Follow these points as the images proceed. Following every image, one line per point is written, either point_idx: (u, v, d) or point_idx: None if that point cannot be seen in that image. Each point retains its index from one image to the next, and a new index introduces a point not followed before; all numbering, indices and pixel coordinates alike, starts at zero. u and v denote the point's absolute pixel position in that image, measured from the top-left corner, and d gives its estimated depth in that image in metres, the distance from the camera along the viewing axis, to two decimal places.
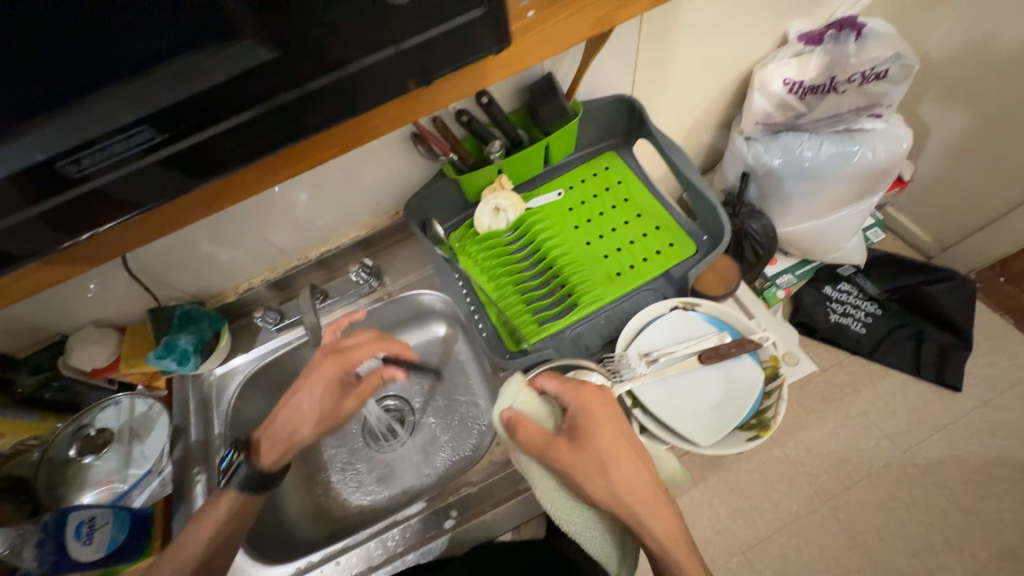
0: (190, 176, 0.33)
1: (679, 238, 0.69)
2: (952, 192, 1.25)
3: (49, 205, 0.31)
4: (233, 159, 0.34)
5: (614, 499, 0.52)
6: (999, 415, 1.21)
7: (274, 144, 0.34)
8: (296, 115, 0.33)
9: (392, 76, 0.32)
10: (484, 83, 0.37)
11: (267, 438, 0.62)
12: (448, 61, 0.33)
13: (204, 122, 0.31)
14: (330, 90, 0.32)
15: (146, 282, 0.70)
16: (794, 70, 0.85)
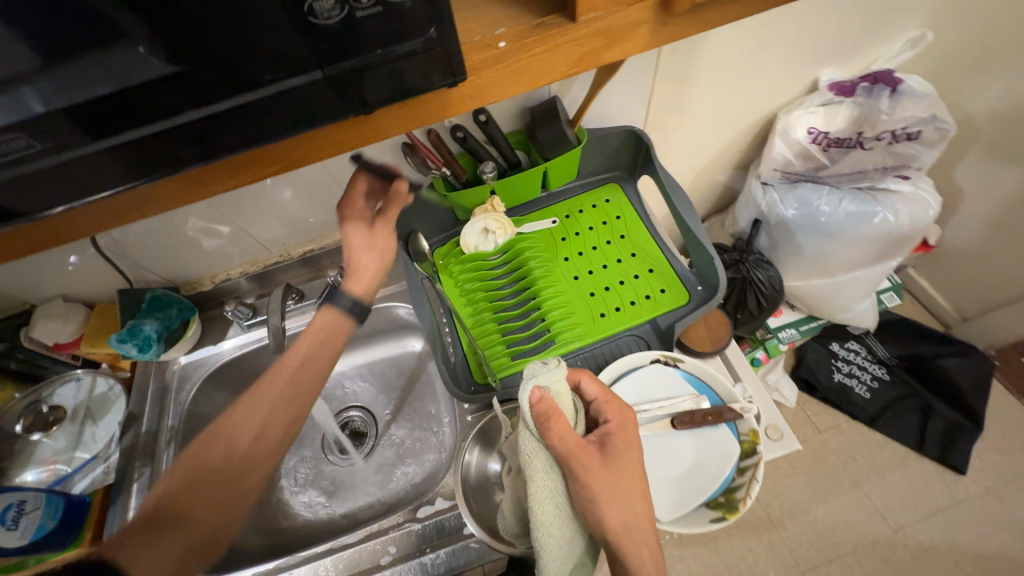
0: (94, 184, 0.30)
1: (672, 285, 0.65)
2: (980, 262, 1.18)
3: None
4: (142, 171, 0.30)
5: (624, 535, 0.47)
6: (1005, 506, 1.13)
7: (188, 160, 0.30)
8: (209, 134, 0.30)
9: (321, 101, 0.29)
10: (444, 115, 0.33)
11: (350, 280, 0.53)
12: (390, 90, 0.30)
13: (97, 132, 0.27)
14: (248, 111, 0.29)
15: (119, 263, 0.69)
16: (819, 120, 0.80)
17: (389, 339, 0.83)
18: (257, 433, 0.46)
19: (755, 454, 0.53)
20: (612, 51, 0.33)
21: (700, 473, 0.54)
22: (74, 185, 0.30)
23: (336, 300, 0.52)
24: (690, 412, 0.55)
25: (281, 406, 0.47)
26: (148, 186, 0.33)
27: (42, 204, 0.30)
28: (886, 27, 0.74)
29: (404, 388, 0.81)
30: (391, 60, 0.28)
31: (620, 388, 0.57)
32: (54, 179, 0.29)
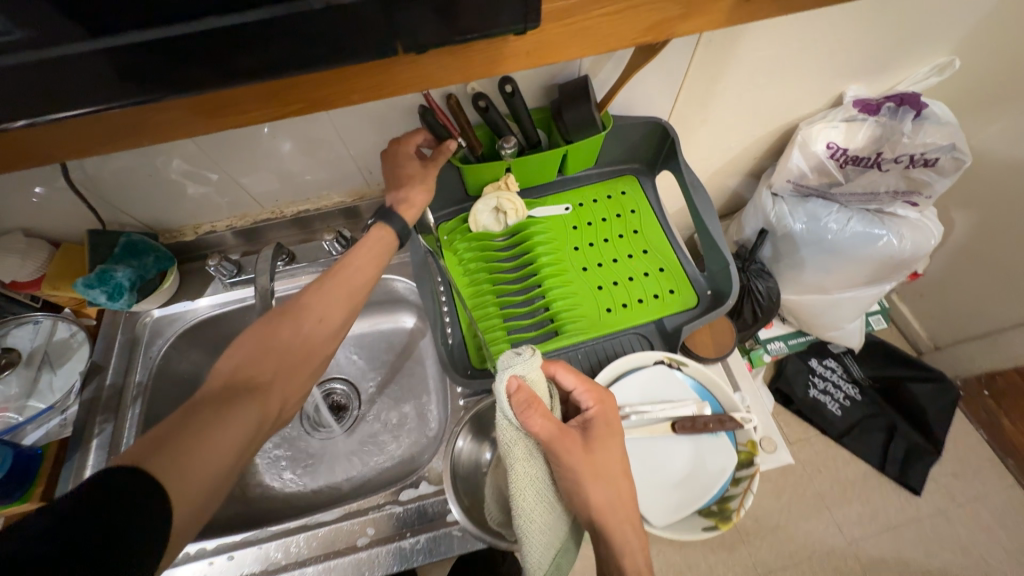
0: (84, 97, 0.26)
1: (681, 287, 0.64)
2: (959, 295, 1.21)
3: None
4: (141, 89, 0.26)
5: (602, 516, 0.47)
6: (951, 527, 1.18)
7: (202, 80, 0.26)
8: (233, 52, 0.26)
9: (370, 26, 0.25)
10: (498, 67, 0.30)
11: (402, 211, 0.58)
12: (449, 27, 0.26)
13: (100, 27, 0.23)
14: (285, 28, 0.25)
15: (92, 201, 0.62)
16: (840, 135, 0.79)
17: (380, 313, 0.79)
18: (322, 318, 0.49)
19: (751, 465, 0.53)
20: (684, 24, 0.30)
21: (694, 481, 0.53)
22: (53, 94, 0.26)
23: (389, 219, 0.57)
24: (691, 418, 0.54)
25: (343, 296, 0.51)
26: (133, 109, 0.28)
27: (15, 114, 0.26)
28: (919, 49, 0.73)
29: (392, 363, 0.78)
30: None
31: (622, 387, 0.55)
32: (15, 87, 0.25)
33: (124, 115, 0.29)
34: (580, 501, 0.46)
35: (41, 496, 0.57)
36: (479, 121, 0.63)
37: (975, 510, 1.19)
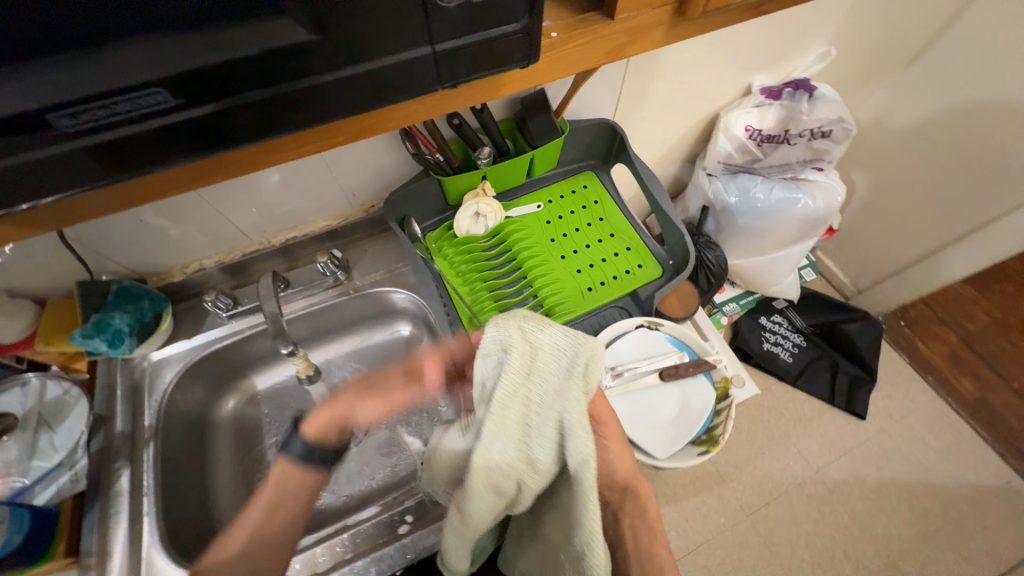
0: (187, 150, 0.31)
1: (647, 260, 0.74)
2: (867, 243, 1.43)
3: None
4: (233, 138, 0.31)
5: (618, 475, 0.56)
6: (894, 441, 1.37)
7: (289, 126, 0.32)
8: (315, 103, 0.31)
9: (422, 74, 0.32)
10: (503, 93, 0.37)
11: (327, 418, 0.67)
12: (474, 67, 0.33)
13: (219, 93, 0.28)
14: (361, 82, 0.31)
15: (79, 251, 0.63)
16: (754, 119, 0.94)
17: (377, 326, 0.84)
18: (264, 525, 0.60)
19: (727, 397, 0.63)
20: (632, 48, 0.39)
21: (685, 417, 0.62)
22: (157, 150, 0.30)
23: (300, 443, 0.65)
24: (674, 366, 0.64)
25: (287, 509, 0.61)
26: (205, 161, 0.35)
27: (118, 168, 0.30)
28: (804, 42, 0.88)
29: None
30: (474, 44, 0.31)
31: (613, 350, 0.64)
32: (99, 156, 0.29)
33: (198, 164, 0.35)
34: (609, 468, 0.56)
35: (65, 554, 0.56)
36: (452, 136, 0.70)
37: (910, 422, 1.39)
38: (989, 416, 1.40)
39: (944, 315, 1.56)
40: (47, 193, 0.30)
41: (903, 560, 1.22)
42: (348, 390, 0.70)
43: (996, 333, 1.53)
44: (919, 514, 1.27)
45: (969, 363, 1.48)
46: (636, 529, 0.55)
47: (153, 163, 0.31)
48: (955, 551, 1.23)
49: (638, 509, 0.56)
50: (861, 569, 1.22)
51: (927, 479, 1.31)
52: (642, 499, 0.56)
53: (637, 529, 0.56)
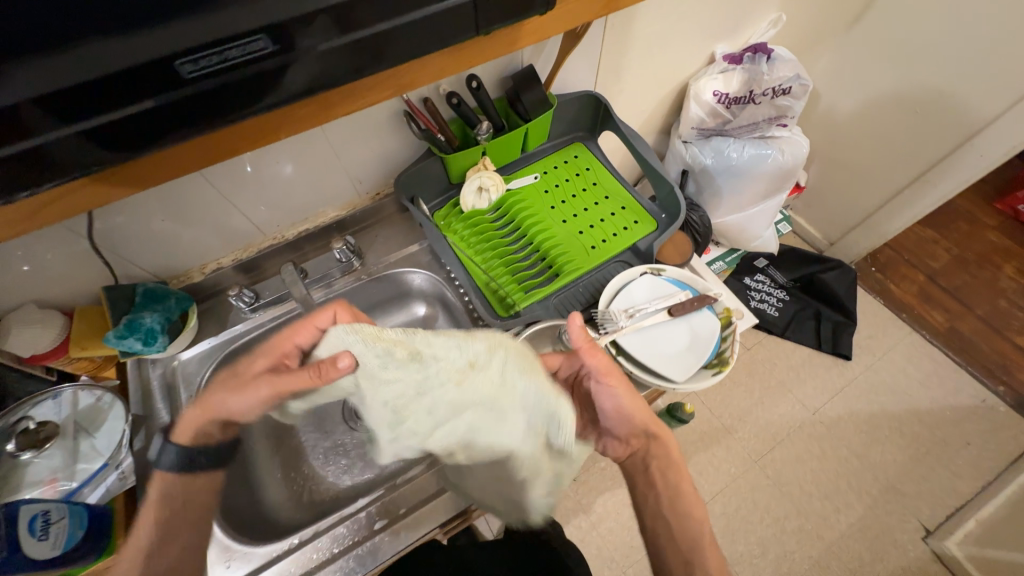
0: (279, 98, 0.32)
1: (642, 217, 0.79)
2: (832, 197, 1.53)
3: (54, 136, 0.27)
4: (323, 84, 0.32)
5: (638, 426, 0.61)
6: (880, 376, 1.46)
7: (368, 68, 0.33)
8: (386, 48, 0.32)
9: (461, 22, 0.33)
10: (517, 46, 0.40)
11: (198, 412, 0.53)
12: (502, 17, 0.35)
13: (316, 36, 0.29)
14: (425, 26, 0.32)
15: (105, 257, 0.65)
16: (720, 84, 1.00)
17: (394, 309, 0.87)
18: None
19: (731, 324, 0.69)
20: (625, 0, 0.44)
21: (698, 346, 0.68)
22: (249, 100, 0.31)
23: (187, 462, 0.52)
24: (681, 302, 0.70)
25: None
26: (282, 110, 0.34)
27: (212, 119, 0.30)
28: (758, 8, 0.96)
29: None
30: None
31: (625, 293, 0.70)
32: (179, 113, 0.29)
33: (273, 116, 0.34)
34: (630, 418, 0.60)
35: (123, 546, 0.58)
36: (451, 116, 0.74)
37: (891, 357, 1.50)
38: (961, 343, 1.51)
39: (909, 256, 1.68)
40: (123, 153, 0.30)
41: (900, 482, 1.31)
42: (218, 380, 0.55)
43: (958, 268, 1.66)
44: (909, 439, 1.37)
45: (937, 297, 1.59)
46: (662, 471, 0.62)
47: (247, 112, 0.31)
48: (945, 468, 1.33)
49: (662, 451, 0.62)
50: (864, 496, 1.30)
51: (913, 407, 1.41)
52: (664, 443, 0.62)
53: (664, 470, 0.62)
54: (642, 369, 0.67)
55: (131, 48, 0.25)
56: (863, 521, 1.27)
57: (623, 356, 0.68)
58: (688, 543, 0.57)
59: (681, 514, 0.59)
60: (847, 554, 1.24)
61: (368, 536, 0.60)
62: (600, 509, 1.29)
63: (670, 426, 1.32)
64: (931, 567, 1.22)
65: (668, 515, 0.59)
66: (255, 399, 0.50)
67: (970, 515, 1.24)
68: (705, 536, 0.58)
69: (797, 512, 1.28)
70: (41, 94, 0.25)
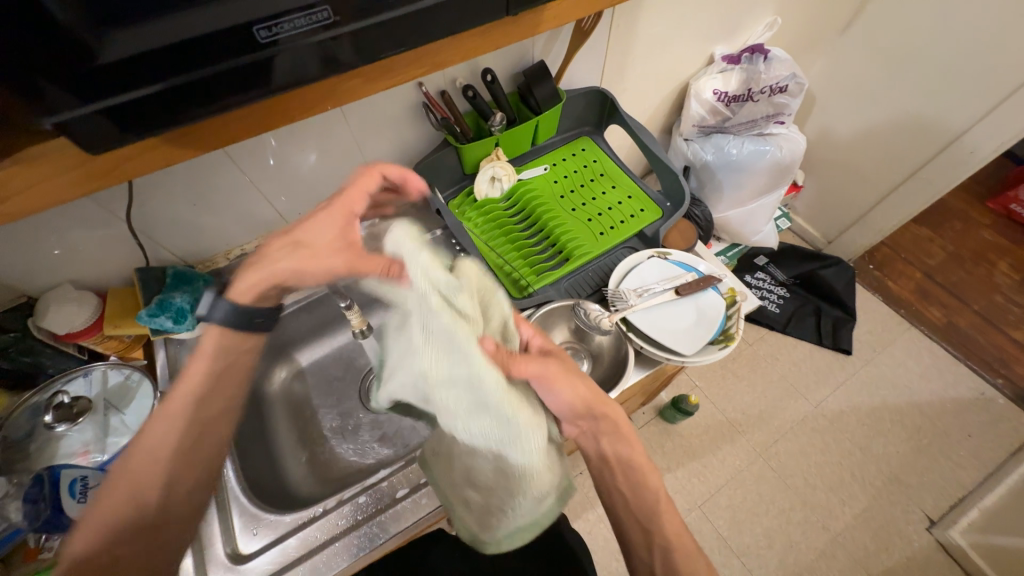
0: (333, 68, 0.35)
1: (648, 205, 0.83)
2: (829, 195, 1.57)
3: (137, 93, 0.29)
4: (370, 56, 0.36)
5: (585, 409, 0.53)
6: (881, 371, 1.49)
7: (409, 42, 0.36)
8: (426, 24, 0.36)
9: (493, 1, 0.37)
10: (537, 29, 0.44)
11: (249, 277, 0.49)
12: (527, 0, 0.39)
13: (371, 10, 0.33)
14: (461, 3, 0.36)
15: (141, 241, 0.68)
16: (720, 83, 1.05)
17: None
18: None
19: (736, 303, 0.72)
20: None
21: (704, 322, 0.71)
22: (306, 69, 0.34)
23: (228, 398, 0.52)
24: (689, 281, 0.73)
25: None
26: (329, 81, 0.37)
27: (273, 84, 0.34)
28: (755, 11, 1.01)
29: None
30: None
31: (633, 275, 0.75)
32: (245, 78, 0.32)
33: (323, 87, 0.37)
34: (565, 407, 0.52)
35: None
36: (466, 109, 0.78)
37: (891, 352, 1.52)
38: (959, 338, 1.54)
39: (906, 254, 1.71)
40: (193, 114, 0.32)
41: (904, 473, 1.33)
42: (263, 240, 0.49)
43: (954, 265, 1.69)
44: (911, 431, 1.39)
45: (934, 293, 1.63)
46: (612, 451, 0.57)
47: (303, 80, 0.34)
48: (947, 459, 1.35)
49: (610, 426, 0.56)
50: (869, 487, 1.31)
51: (913, 399, 1.44)
52: (612, 416, 0.56)
53: (613, 447, 0.56)
54: (651, 343, 0.70)
55: (216, 16, 0.29)
56: (868, 512, 1.28)
57: (633, 331, 0.71)
58: (646, 514, 0.56)
59: (636, 486, 0.56)
60: (853, 544, 1.25)
61: (390, 503, 0.62)
62: None
63: (675, 418, 1.34)
64: (936, 557, 1.23)
65: (623, 492, 0.57)
66: (325, 268, 0.47)
67: (973, 504, 1.25)
68: (661, 501, 0.57)
69: (803, 504, 1.30)
70: (133, 55, 0.28)
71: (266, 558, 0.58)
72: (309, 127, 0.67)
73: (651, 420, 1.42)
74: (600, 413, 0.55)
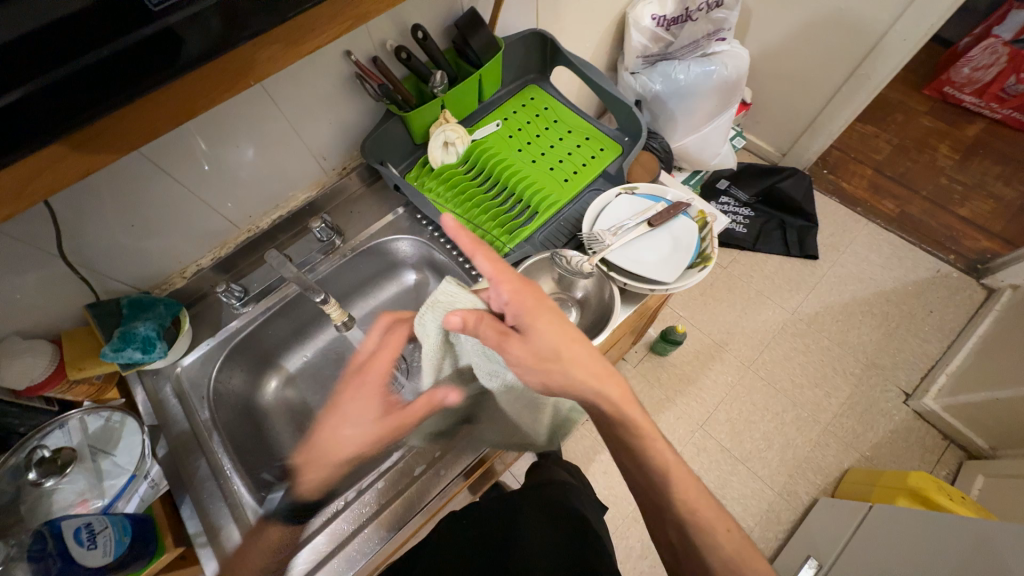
0: (246, 27, 0.31)
1: (607, 144, 0.82)
2: (776, 107, 1.59)
3: (36, 88, 0.26)
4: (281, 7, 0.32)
5: (563, 383, 0.51)
6: (847, 268, 1.57)
7: None
8: None
9: None
10: None
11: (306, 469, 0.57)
12: None
13: None
14: None
15: (84, 274, 0.63)
16: (657, 8, 1.03)
17: (386, 281, 0.89)
18: None
19: (707, 224, 0.74)
20: None
21: (680, 249, 0.72)
22: (219, 33, 0.31)
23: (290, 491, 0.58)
24: (659, 212, 0.74)
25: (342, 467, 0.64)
26: (247, 48, 0.33)
27: (187, 57, 0.30)
28: None
29: None
30: None
31: (607, 214, 0.75)
32: (147, 57, 0.29)
33: (241, 57, 0.34)
34: (560, 378, 0.50)
35: (174, 543, 0.58)
36: (403, 74, 0.74)
37: (854, 249, 1.60)
38: (912, 224, 1.62)
39: (855, 153, 1.78)
40: (109, 103, 0.29)
41: (879, 357, 1.44)
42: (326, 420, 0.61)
43: (900, 156, 1.77)
44: (880, 318, 1.49)
45: (885, 186, 1.70)
46: (614, 420, 0.54)
47: (220, 47, 0.31)
48: (915, 337, 1.46)
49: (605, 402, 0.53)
50: (850, 377, 1.41)
51: (879, 289, 1.53)
52: (605, 392, 0.52)
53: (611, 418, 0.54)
54: (633, 279, 0.70)
55: None
56: (851, 398, 1.39)
57: (614, 271, 0.72)
58: (654, 488, 0.55)
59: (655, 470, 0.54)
60: (842, 430, 1.35)
61: (410, 481, 0.65)
62: None
63: (666, 350, 1.39)
64: (915, 424, 1.35)
65: (629, 472, 0.56)
66: (365, 416, 0.59)
67: (941, 371, 1.36)
68: (672, 477, 0.54)
69: (794, 404, 1.39)
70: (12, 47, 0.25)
71: (300, 559, 0.60)
72: (239, 122, 0.62)
73: (644, 357, 1.47)
74: (589, 384, 0.51)
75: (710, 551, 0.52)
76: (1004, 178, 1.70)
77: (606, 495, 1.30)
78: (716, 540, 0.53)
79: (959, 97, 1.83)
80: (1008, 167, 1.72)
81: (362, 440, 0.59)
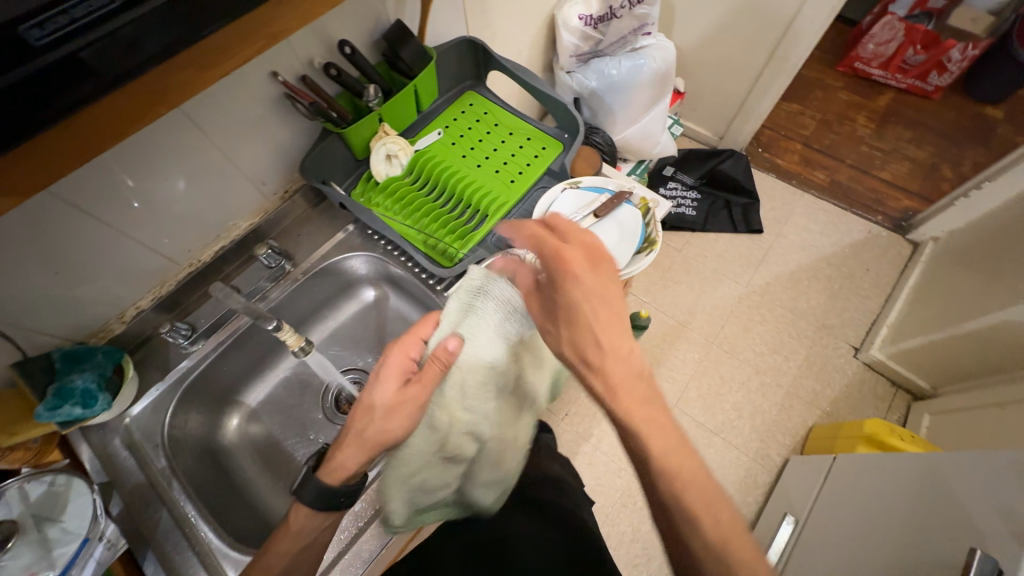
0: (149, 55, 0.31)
1: (548, 142, 0.84)
2: (708, 93, 1.67)
3: None
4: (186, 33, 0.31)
5: (598, 343, 0.48)
6: (790, 238, 1.67)
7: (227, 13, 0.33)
8: None
9: None
10: None
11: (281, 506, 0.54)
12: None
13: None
14: None
15: (8, 333, 0.58)
16: (583, 8, 1.05)
17: (343, 301, 0.87)
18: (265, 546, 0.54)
19: (649, 211, 0.78)
20: None
21: (627, 236, 0.75)
22: (118, 64, 0.30)
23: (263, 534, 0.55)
24: (604, 203, 0.77)
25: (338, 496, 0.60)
26: (155, 73, 0.32)
27: (85, 88, 0.29)
28: None
29: (378, 331, 0.87)
30: None
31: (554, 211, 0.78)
32: (37, 92, 0.27)
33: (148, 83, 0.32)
34: (590, 331, 0.48)
35: None
36: (336, 91, 0.73)
37: (794, 220, 1.70)
38: (842, 191, 1.75)
39: (785, 131, 1.89)
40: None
41: (827, 318, 1.53)
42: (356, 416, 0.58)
43: (824, 130, 1.90)
44: (824, 282, 1.59)
45: (815, 159, 1.82)
46: (631, 389, 0.47)
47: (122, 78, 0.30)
48: (856, 295, 1.56)
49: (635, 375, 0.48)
50: (804, 339, 1.50)
51: (820, 254, 1.63)
52: (627, 358, 0.48)
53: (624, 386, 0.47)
54: None
55: None
56: (807, 359, 1.47)
57: None
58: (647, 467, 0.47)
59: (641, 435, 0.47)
60: (803, 390, 1.43)
61: None
62: (597, 432, 1.38)
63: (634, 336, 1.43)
64: (866, 376, 1.45)
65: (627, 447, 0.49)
66: (391, 391, 0.56)
67: (882, 324, 1.47)
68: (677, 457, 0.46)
69: (757, 372, 1.46)
70: None
71: None
72: (165, 153, 0.60)
73: None
74: (611, 347, 0.48)
75: (696, 535, 0.45)
76: (916, 142, 1.86)
77: (593, 486, 1.32)
78: (708, 528, 0.45)
79: (868, 71, 1.99)
80: (917, 131, 1.89)
81: (388, 423, 0.56)
